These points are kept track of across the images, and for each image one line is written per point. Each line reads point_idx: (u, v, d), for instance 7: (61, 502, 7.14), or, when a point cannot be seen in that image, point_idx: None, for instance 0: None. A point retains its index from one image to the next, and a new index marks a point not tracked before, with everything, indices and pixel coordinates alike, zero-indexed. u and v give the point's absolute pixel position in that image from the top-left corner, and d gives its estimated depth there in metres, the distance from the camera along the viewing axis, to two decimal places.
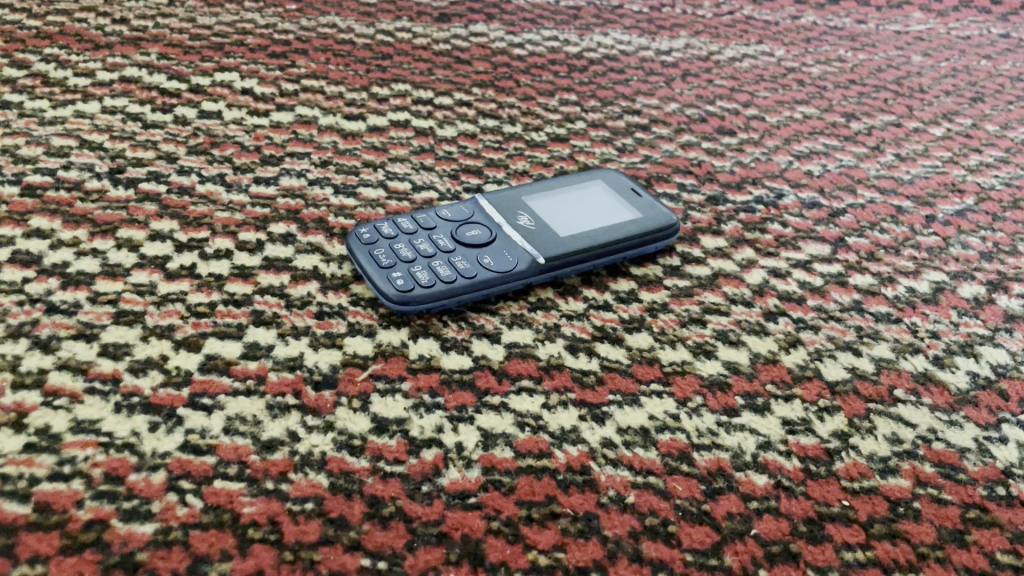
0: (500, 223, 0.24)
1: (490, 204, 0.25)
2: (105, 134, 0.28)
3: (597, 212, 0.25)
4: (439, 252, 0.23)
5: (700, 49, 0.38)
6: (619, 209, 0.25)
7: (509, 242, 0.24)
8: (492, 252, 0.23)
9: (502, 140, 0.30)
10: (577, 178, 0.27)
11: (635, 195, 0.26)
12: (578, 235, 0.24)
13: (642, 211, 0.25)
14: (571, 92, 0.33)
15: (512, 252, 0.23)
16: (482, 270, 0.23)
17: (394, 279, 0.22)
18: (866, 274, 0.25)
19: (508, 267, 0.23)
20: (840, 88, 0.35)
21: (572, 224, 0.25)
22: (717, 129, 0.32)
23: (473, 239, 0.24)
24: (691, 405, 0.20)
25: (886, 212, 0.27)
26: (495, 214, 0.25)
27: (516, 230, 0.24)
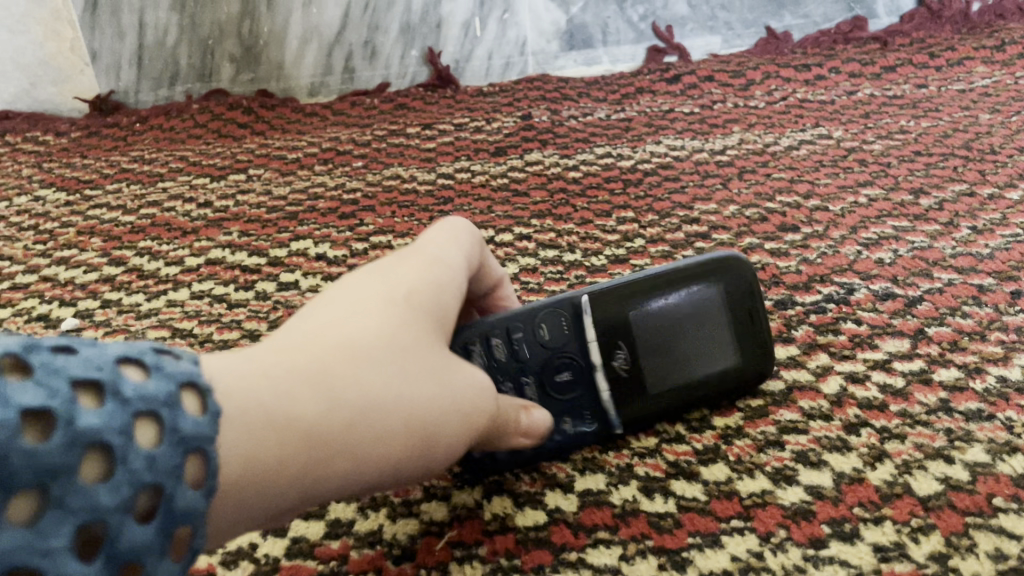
0: (593, 362, 0.23)
1: (590, 328, 0.23)
2: (194, 320, 0.30)
3: (704, 338, 0.23)
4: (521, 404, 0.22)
5: (754, 143, 0.38)
6: (726, 347, 0.23)
7: (594, 397, 0.22)
8: (574, 412, 0.22)
9: (563, 270, 0.31)
10: (705, 280, 0.23)
11: (752, 318, 0.23)
12: (669, 384, 0.23)
13: (751, 358, 0.23)
14: (628, 209, 0.34)
15: (594, 411, 0.22)
16: (559, 438, 0.22)
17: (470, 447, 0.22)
18: (952, 367, 0.24)
19: (585, 436, 0.22)
20: (905, 163, 0.34)
21: (673, 362, 0.23)
22: (779, 227, 0.31)
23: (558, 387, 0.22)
24: (775, 539, 0.19)
25: (966, 294, 0.26)
26: (591, 346, 0.23)
27: (607, 377, 0.23)
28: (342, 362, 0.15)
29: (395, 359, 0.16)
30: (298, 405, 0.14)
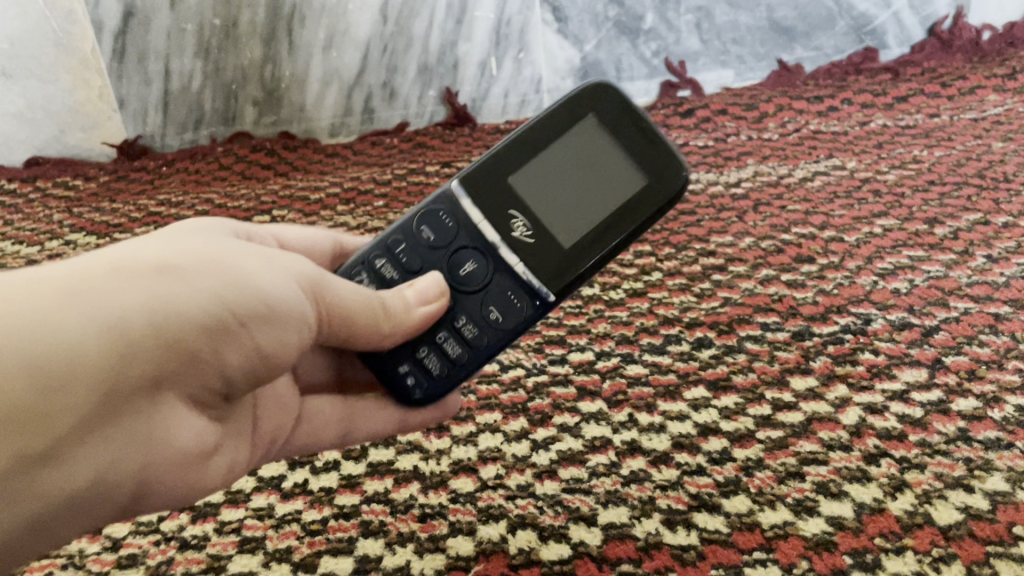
0: (490, 243, 0.24)
1: (475, 207, 0.25)
2: None
3: (593, 183, 0.25)
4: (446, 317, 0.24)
5: (769, 175, 0.38)
6: (616, 146, 0.25)
7: (504, 272, 0.24)
8: (493, 295, 0.24)
9: (582, 304, 0.31)
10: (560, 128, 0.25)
11: (625, 114, 0.25)
12: (579, 237, 0.24)
13: (642, 160, 0.24)
14: (645, 243, 0.34)
15: (514, 285, 0.24)
16: (492, 329, 0.24)
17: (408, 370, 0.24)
18: (969, 396, 0.24)
19: (516, 315, 0.24)
20: (919, 193, 0.35)
21: (567, 206, 0.25)
22: (795, 258, 0.32)
23: (467, 278, 0.24)
24: (797, 571, 0.20)
25: (983, 322, 0.27)
26: (485, 225, 0.25)
27: (507, 248, 0.24)
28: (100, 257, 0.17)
29: (171, 251, 0.18)
30: (75, 290, 0.16)
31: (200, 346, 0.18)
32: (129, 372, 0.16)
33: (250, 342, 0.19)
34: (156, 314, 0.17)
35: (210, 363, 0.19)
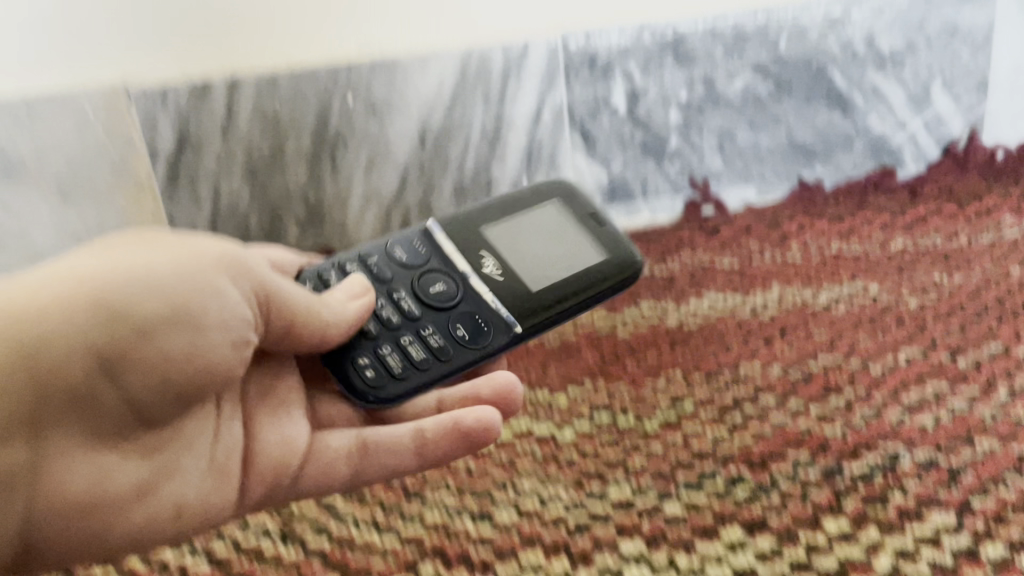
0: (467, 275, 0.37)
1: (455, 245, 0.38)
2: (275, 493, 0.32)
3: (559, 235, 0.39)
4: (414, 325, 0.36)
5: (795, 299, 0.40)
6: (567, 212, 0.40)
7: (472, 298, 0.37)
8: (460, 316, 0.36)
9: (616, 436, 0.32)
10: (530, 196, 0.40)
11: (592, 220, 0.39)
12: (544, 283, 0.37)
13: (605, 245, 0.38)
14: (677, 368, 0.36)
15: (475, 307, 0.36)
16: (452, 340, 0.35)
17: (374, 370, 0.33)
18: (997, 542, 0.25)
19: (468, 351, 0.35)
20: (941, 321, 0.36)
21: (534, 241, 0.39)
22: (823, 390, 0.33)
23: (437, 292, 0.37)
24: None
25: (1008, 462, 0.28)
26: (462, 261, 0.38)
27: (479, 278, 0.37)
28: (77, 283, 0.26)
29: (96, 282, 0.26)
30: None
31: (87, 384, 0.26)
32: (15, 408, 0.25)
33: (178, 377, 0.27)
34: (83, 355, 0.26)
35: (128, 407, 0.27)
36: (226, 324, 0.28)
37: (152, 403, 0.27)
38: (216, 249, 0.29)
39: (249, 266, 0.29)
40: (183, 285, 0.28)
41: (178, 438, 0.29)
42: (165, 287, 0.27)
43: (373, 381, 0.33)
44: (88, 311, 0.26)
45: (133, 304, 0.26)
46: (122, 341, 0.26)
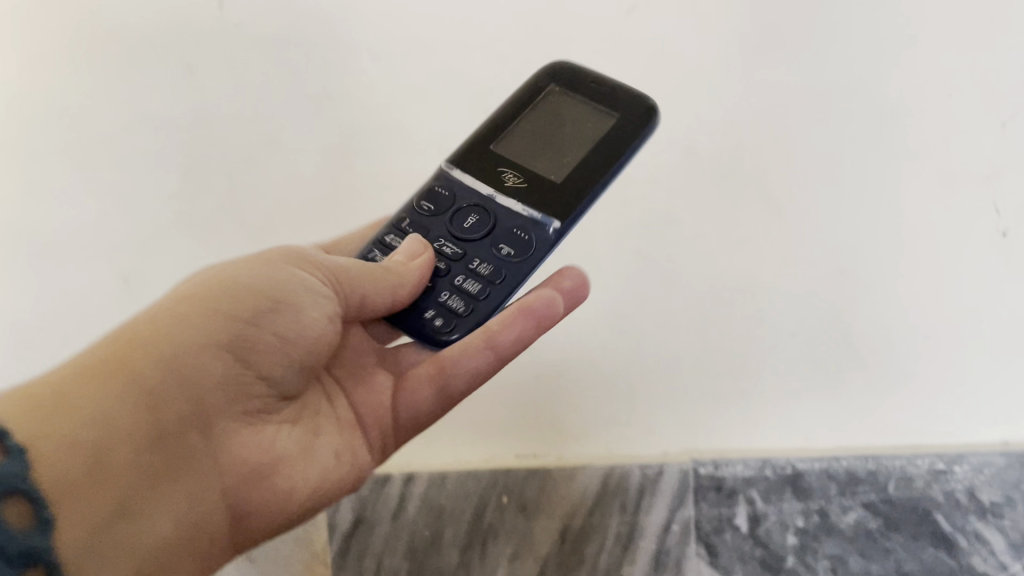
0: (488, 197, 0.45)
1: (475, 174, 0.46)
2: None
3: (563, 120, 0.47)
4: (461, 261, 0.43)
5: None
6: (580, 105, 0.47)
7: (503, 213, 0.44)
8: (500, 237, 0.43)
9: None
10: (534, 96, 0.48)
11: (585, 86, 0.47)
12: (563, 171, 0.45)
13: (611, 115, 0.46)
14: None
15: (512, 223, 0.44)
16: (500, 262, 0.43)
17: (442, 319, 0.42)
18: None
19: (517, 246, 0.43)
20: None
21: (547, 138, 0.46)
22: None
23: (472, 220, 0.44)
24: None
25: None
26: (484, 183, 0.45)
27: (506, 197, 0.44)
28: (209, 294, 0.38)
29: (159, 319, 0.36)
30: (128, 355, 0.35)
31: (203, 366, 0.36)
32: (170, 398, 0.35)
33: (283, 357, 0.39)
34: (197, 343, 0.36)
35: (253, 376, 0.38)
36: (300, 293, 0.39)
37: (273, 373, 0.38)
38: (276, 253, 0.41)
39: (296, 255, 0.41)
40: (275, 288, 0.39)
41: (309, 415, 0.41)
42: (238, 285, 0.38)
43: (444, 329, 0.42)
44: (195, 319, 0.36)
45: (244, 298, 0.38)
46: (242, 330, 0.37)
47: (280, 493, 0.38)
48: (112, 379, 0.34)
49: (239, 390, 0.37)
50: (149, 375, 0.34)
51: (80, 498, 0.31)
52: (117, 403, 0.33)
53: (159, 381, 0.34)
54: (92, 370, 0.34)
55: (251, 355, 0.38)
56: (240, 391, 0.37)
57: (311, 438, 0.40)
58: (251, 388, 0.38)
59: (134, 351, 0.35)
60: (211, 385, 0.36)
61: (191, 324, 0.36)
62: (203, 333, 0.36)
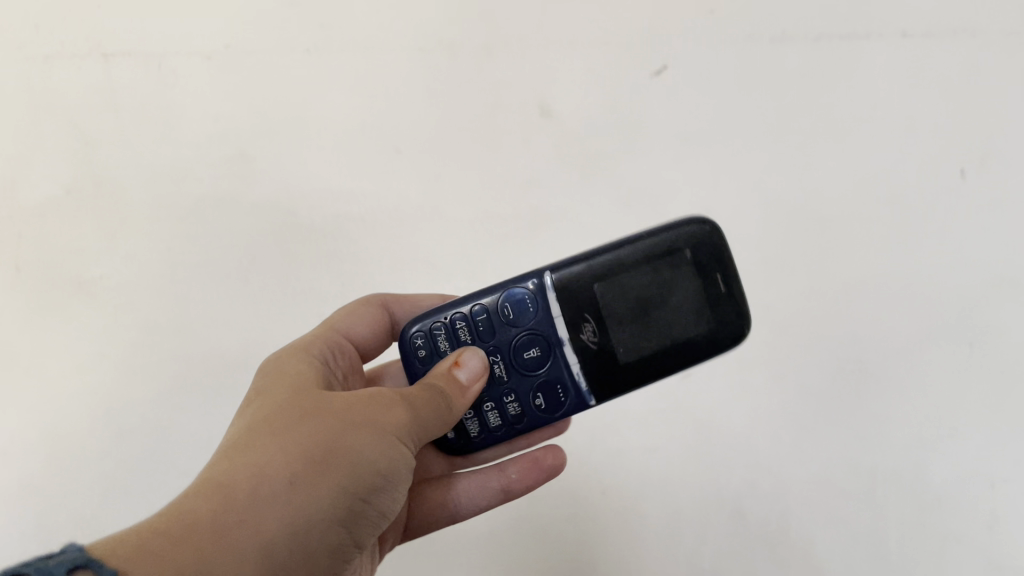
0: (559, 340, 0.47)
1: (563, 304, 0.47)
2: None
3: (668, 295, 0.45)
4: (500, 387, 0.48)
5: None
6: (693, 295, 0.45)
7: (560, 367, 0.47)
8: (541, 385, 0.48)
9: None
10: (662, 251, 0.45)
11: (707, 273, 0.45)
12: (633, 354, 0.46)
13: (709, 316, 0.45)
14: None
15: (565, 378, 0.47)
16: (530, 412, 0.48)
17: (456, 433, 0.49)
18: None
19: (555, 403, 0.48)
20: None
21: (643, 309, 0.46)
22: None
23: (530, 358, 0.48)
24: None
25: None
26: (565, 328, 0.47)
27: (571, 349, 0.47)
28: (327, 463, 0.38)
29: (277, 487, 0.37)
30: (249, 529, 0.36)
31: (301, 532, 0.37)
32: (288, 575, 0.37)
33: (371, 518, 0.42)
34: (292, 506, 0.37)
35: (348, 537, 0.41)
36: (400, 462, 0.41)
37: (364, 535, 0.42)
38: (378, 404, 0.41)
39: (400, 413, 0.41)
40: (382, 459, 0.40)
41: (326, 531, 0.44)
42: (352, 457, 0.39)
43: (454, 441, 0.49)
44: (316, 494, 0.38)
45: (358, 473, 0.39)
46: (350, 499, 0.39)
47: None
48: (241, 548, 0.35)
49: (337, 554, 0.40)
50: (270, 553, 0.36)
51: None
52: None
53: (276, 561, 0.36)
54: (201, 551, 0.34)
55: (356, 521, 0.41)
56: (337, 555, 0.40)
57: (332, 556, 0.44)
58: (344, 552, 0.41)
59: (261, 522, 0.36)
60: (314, 558, 0.38)
61: (314, 499, 0.38)
62: (323, 506, 0.38)
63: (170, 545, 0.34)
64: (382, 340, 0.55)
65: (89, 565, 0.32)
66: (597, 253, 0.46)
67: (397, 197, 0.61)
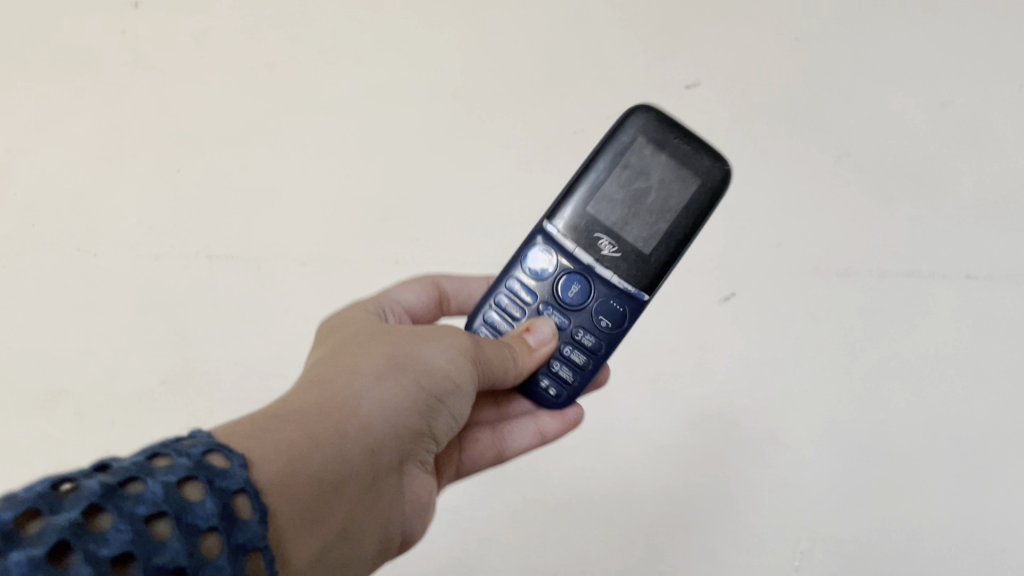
0: (584, 264, 0.50)
1: (575, 239, 0.50)
2: None
3: (646, 175, 0.49)
4: (566, 332, 0.50)
5: None
6: (663, 160, 0.49)
7: (600, 288, 0.50)
8: (597, 308, 0.50)
9: None
10: (622, 141, 0.50)
11: (664, 141, 0.49)
12: (653, 242, 0.49)
13: (686, 168, 0.49)
14: None
15: (613, 297, 0.49)
16: (602, 329, 0.49)
17: (555, 387, 0.50)
18: None
19: (615, 315, 0.49)
20: None
21: (637, 195, 0.49)
22: None
23: (573, 291, 0.50)
24: None
25: None
26: (583, 251, 0.50)
27: (601, 265, 0.49)
28: (399, 365, 0.42)
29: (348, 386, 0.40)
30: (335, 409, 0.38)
31: (384, 419, 0.40)
32: (363, 435, 0.38)
33: (445, 422, 0.44)
34: (374, 395, 0.40)
35: (426, 429, 0.43)
36: (470, 375, 0.44)
37: (439, 422, 0.44)
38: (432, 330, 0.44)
39: (462, 338, 0.44)
40: (456, 368, 0.43)
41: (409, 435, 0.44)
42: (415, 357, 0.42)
43: (558, 395, 0.50)
44: (386, 383, 0.41)
45: (433, 377, 0.42)
46: (425, 400, 0.42)
47: (420, 532, 0.46)
48: (339, 428, 0.37)
49: (415, 443, 0.43)
50: (362, 432, 0.38)
51: (320, 531, 0.35)
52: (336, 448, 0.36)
53: (372, 444, 0.39)
54: (315, 432, 0.36)
55: (429, 413, 0.43)
56: (415, 446, 0.43)
57: (418, 468, 0.45)
58: (421, 442, 0.43)
59: (357, 408, 0.39)
60: (398, 440, 0.41)
61: (395, 390, 0.41)
62: (405, 398, 0.41)
63: (287, 425, 0.36)
64: (428, 318, 0.57)
65: (221, 450, 0.31)
66: (580, 177, 0.50)
67: None
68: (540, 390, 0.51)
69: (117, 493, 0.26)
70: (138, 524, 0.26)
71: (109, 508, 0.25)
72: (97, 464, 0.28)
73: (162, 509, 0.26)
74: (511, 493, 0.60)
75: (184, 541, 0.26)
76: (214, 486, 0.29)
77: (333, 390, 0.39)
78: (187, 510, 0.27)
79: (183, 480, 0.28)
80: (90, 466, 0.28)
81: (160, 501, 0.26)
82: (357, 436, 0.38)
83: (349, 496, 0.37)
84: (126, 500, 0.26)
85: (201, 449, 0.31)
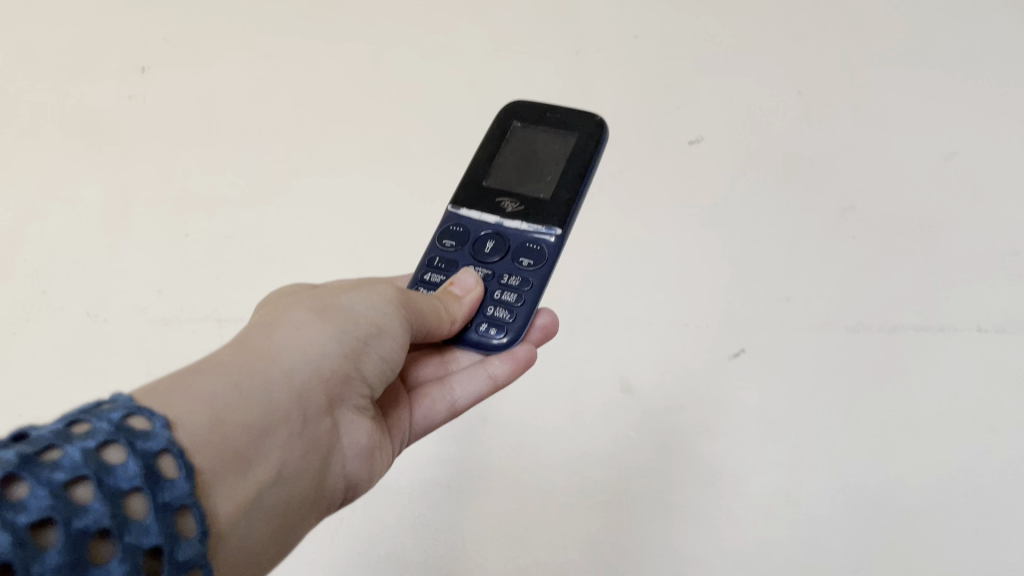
0: (499, 229, 0.54)
1: (480, 210, 0.56)
2: None
3: (532, 144, 0.58)
4: (494, 280, 0.52)
5: None
6: (543, 129, 0.59)
7: (514, 239, 0.53)
8: (518, 254, 0.53)
9: None
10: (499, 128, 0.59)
11: (546, 108, 0.59)
12: (553, 190, 0.55)
13: (570, 128, 0.58)
14: None
15: (528, 242, 0.53)
16: (530, 270, 0.52)
17: (496, 327, 0.50)
18: None
19: (537, 255, 0.52)
20: None
21: (534, 166, 0.57)
22: None
23: (489, 251, 0.53)
24: None
25: None
26: (491, 216, 0.55)
27: (511, 220, 0.54)
28: (322, 315, 0.43)
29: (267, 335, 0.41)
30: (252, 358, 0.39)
31: (307, 365, 0.40)
32: (283, 380, 0.39)
33: (373, 366, 0.44)
34: (295, 341, 0.41)
35: (357, 374, 0.43)
36: (394, 315, 0.45)
37: (370, 371, 0.44)
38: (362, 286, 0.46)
39: (389, 289, 0.45)
40: (380, 312, 0.44)
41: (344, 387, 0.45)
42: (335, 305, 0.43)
43: (504, 335, 0.50)
44: (309, 328, 0.42)
45: (356, 323, 0.43)
46: (350, 344, 0.42)
47: (369, 477, 0.46)
48: (259, 374, 0.38)
49: (346, 387, 0.43)
50: (283, 377, 0.39)
51: (241, 464, 0.35)
52: (255, 390, 0.37)
53: (294, 384, 0.39)
54: (237, 379, 0.37)
55: (358, 358, 0.43)
56: (346, 389, 0.43)
57: (360, 419, 0.44)
58: (354, 386, 0.43)
59: (278, 354, 0.40)
60: (325, 382, 0.41)
61: (315, 333, 0.42)
62: (328, 345, 0.42)
63: (199, 370, 0.37)
64: None
65: (141, 411, 0.32)
66: (477, 168, 0.58)
67: (480, 466, 0.61)
68: (473, 335, 0.50)
69: (34, 463, 0.27)
70: (57, 491, 0.26)
71: (24, 479, 0.26)
72: (15, 434, 0.29)
73: (81, 475, 0.27)
74: (525, 559, 0.58)
75: (106, 504, 0.27)
76: (136, 448, 0.30)
77: (253, 340, 0.40)
78: (108, 472, 0.28)
79: (100, 446, 0.29)
80: (8, 436, 0.29)
81: (78, 465, 0.27)
82: (277, 379, 0.39)
83: (268, 432, 0.37)
84: (42, 469, 0.27)
85: (121, 412, 0.31)
